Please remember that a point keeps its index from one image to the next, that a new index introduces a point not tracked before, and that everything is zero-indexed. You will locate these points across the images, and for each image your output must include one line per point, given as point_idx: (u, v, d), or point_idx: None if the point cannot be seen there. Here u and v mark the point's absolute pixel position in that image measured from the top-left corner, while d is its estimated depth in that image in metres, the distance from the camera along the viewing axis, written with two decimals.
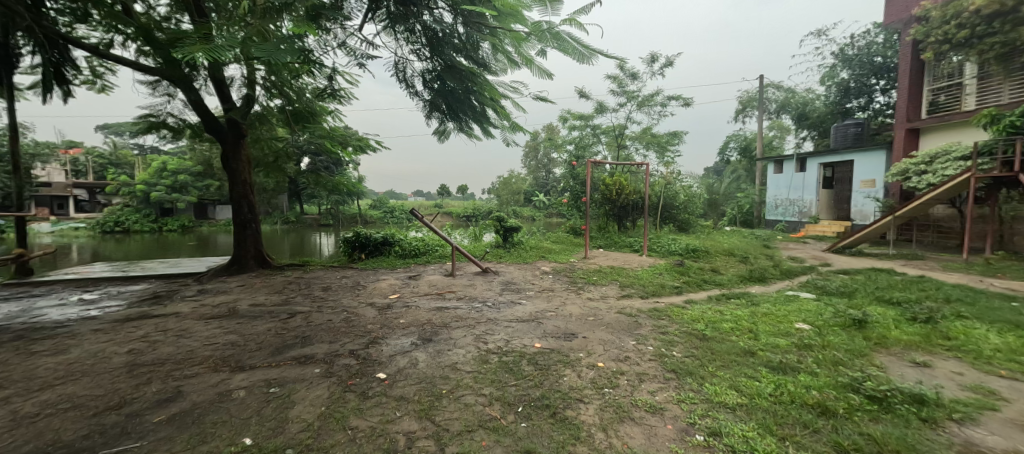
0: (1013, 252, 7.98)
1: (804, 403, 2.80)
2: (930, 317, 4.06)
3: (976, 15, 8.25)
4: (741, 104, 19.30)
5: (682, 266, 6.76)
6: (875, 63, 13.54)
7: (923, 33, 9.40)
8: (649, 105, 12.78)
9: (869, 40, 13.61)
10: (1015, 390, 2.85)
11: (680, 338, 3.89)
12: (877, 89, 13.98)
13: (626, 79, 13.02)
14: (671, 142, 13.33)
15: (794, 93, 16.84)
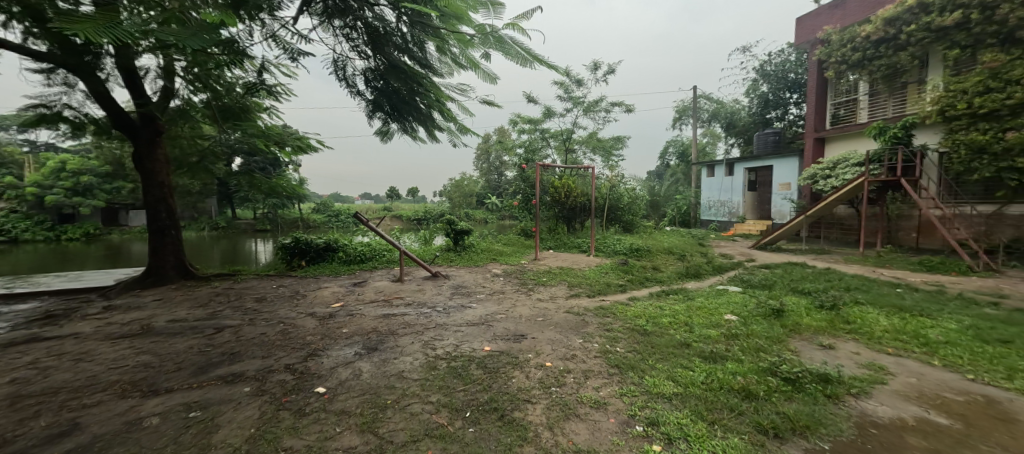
0: (898, 246, 9.27)
1: (732, 388, 3.03)
2: (834, 305, 4.59)
3: (866, 41, 9.61)
4: (678, 113, 20.71)
5: (625, 265, 7.09)
6: (789, 79, 15.14)
7: (826, 54, 10.68)
8: (595, 111, 13.29)
9: (784, 58, 15.23)
10: (900, 365, 3.30)
11: (623, 335, 4.06)
12: (791, 102, 15.65)
13: (572, 85, 13.44)
14: (616, 147, 13.98)
15: (723, 103, 18.39)
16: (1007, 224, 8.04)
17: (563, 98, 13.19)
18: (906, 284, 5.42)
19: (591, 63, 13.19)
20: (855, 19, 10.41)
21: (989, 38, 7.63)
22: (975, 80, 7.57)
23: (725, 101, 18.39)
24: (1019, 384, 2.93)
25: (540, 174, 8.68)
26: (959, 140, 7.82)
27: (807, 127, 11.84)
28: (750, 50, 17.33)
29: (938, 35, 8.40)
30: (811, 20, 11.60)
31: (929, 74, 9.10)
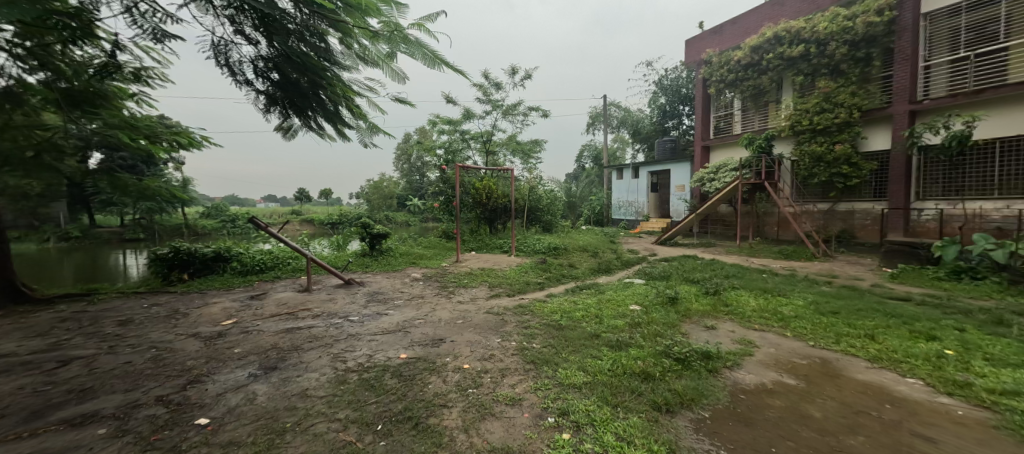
0: (765, 238, 10.97)
1: (633, 372, 3.31)
2: (716, 290, 5.29)
3: (738, 65, 11.32)
4: (591, 119, 22.17)
5: (543, 263, 7.35)
6: (682, 93, 17.13)
7: (708, 73, 12.24)
8: (514, 114, 13.62)
9: (677, 74, 17.20)
10: (764, 338, 3.91)
11: (540, 331, 4.20)
12: (684, 114, 17.71)
13: (490, 88, 13.55)
14: (534, 150, 14.49)
15: (630, 112, 20.14)
16: (837, 218, 9.80)
17: (482, 101, 13.27)
18: (769, 270, 6.47)
19: (509, 67, 13.47)
20: (731, 45, 12.12)
21: (823, 69, 9.46)
22: (816, 102, 9.33)
23: (632, 110, 20.13)
24: (843, 346, 3.67)
25: (458, 175, 8.62)
26: (805, 151, 9.55)
27: (696, 136, 13.41)
28: (651, 65, 19.21)
29: (788, 63, 10.10)
30: (698, 42, 13.19)
31: (783, 95, 10.93)
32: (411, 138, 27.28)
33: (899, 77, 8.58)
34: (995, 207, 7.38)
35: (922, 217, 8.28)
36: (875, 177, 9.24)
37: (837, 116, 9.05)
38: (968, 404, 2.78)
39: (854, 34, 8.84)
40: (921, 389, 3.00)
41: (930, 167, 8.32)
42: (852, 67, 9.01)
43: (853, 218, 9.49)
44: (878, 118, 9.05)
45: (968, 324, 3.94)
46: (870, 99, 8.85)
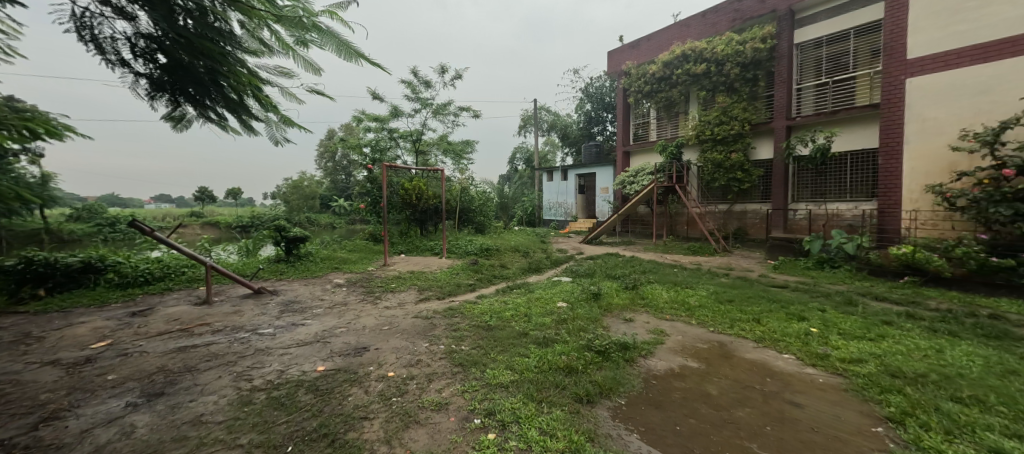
0: (676, 236, 12.09)
1: (558, 367, 3.44)
2: (634, 285, 5.72)
3: (652, 77, 12.36)
4: (522, 121, 22.70)
5: (474, 264, 7.35)
6: (606, 101, 18.30)
7: (628, 84, 13.20)
8: (444, 113, 13.43)
9: (601, 83, 18.33)
10: (673, 327, 4.31)
11: (469, 332, 4.17)
12: (607, 120, 18.91)
13: (419, 85, 13.13)
14: (466, 150, 14.43)
15: (559, 117, 21.02)
16: (734, 218, 11.15)
17: (411, 99, 12.86)
18: (679, 264, 7.16)
19: (439, 66, 13.24)
20: (647, 58, 13.16)
21: (721, 86, 10.71)
22: (716, 115, 10.55)
23: (561, 115, 21.00)
24: (736, 330, 4.18)
25: (384, 173, 8.16)
26: (708, 158, 10.84)
27: (617, 141, 14.22)
28: (577, 73, 20.22)
29: (694, 79, 11.24)
30: (618, 54, 14.10)
31: (690, 108, 12.00)
32: (335, 134, 25.55)
33: (779, 96, 9.95)
34: (848, 208, 8.94)
35: (796, 217, 9.78)
36: (763, 181, 10.61)
37: (733, 128, 10.33)
38: (827, 372, 3.34)
39: (745, 57, 10.15)
40: (793, 362, 3.53)
41: (801, 174, 9.85)
42: (742, 86, 10.34)
43: (746, 217, 10.87)
44: (764, 131, 10.43)
45: (827, 305, 4.72)
46: (757, 115, 10.20)
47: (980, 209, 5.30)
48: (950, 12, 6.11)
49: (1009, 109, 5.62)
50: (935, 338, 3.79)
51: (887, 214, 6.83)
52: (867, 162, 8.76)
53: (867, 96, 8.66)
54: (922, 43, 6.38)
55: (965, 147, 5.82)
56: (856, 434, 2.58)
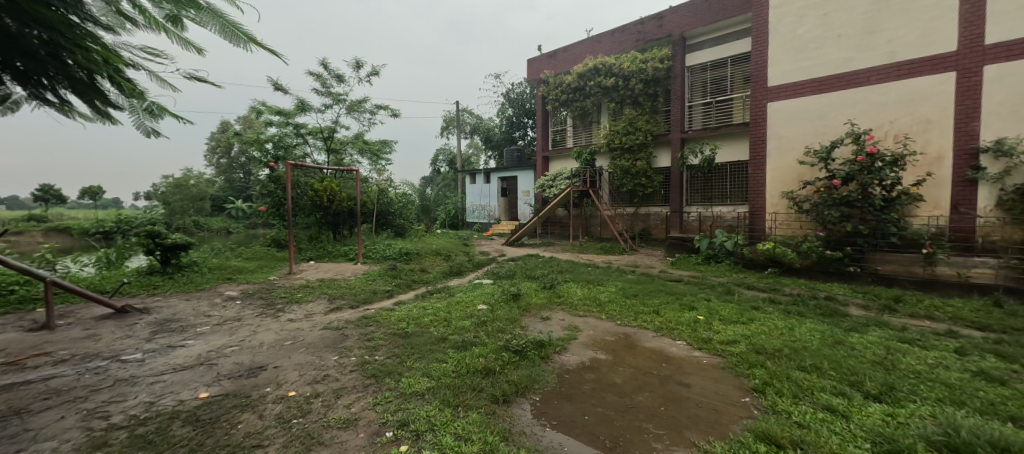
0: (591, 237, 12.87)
1: (475, 369, 3.44)
2: (551, 284, 5.98)
3: (568, 87, 13.09)
4: (445, 123, 22.44)
5: (393, 269, 7.05)
6: (526, 107, 18.90)
7: (546, 92, 13.80)
8: (359, 110, 12.68)
9: (522, 90, 18.90)
10: (586, 323, 4.60)
11: (384, 341, 3.98)
12: (528, 126, 19.50)
13: (330, 79, 12.16)
14: (384, 151, 13.82)
15: (481, 120, 21.22)
16: (640, 219, 12.16)
17: (321, 93, 11.89)
18: (592, 263, 7.67)
19: (353, 60, 12.44)
20: (564, 69, 13.88)
21: (628, 99, 11.74)
22: (624, 126, 11.56)
23: (483, 118, 21.24)
24: (639, 322, 4.59)
25: (288, 173, 7.32)
26: (618, 165, 11.82)
27: (537, 147, 14.71)
28: (499, 78, 20.60)
29: (605, 91, 12.13)
30: (537, 63, 14.63)
31: (602, 118, 12.95)
32: (229, 127, 22.56)
33: (675, 112, 11.15)
34: (729, 210, 10.38)
35: (688, 218, 11.03)
36: (663, 187, 11.76)
37: (637, 138, 11.39)
38: (710, 354, 3.83)
39: (647, 74, 11.26)
40: (684, 348, 3.99)
41: (693, 181, 11.18)
42: (646, 100, 11.48)
43: (650, 218, 11.93)
44: (664, 141, 11.65)
45: (712, 295, 5.43)
46: (657, 127, 11.35)
47: (819, 212, 6.56)
48: (797, 50, 7.44)
49: (838, 132, 7.02)
50: (789, 318, 4.59)
51: (755, 215, 7.96)
52: (742, 171, 10.27)
53: (741, 115, 10.16)
54: (778, 74, 7.65)
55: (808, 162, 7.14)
56: (732, 406, 3.00)
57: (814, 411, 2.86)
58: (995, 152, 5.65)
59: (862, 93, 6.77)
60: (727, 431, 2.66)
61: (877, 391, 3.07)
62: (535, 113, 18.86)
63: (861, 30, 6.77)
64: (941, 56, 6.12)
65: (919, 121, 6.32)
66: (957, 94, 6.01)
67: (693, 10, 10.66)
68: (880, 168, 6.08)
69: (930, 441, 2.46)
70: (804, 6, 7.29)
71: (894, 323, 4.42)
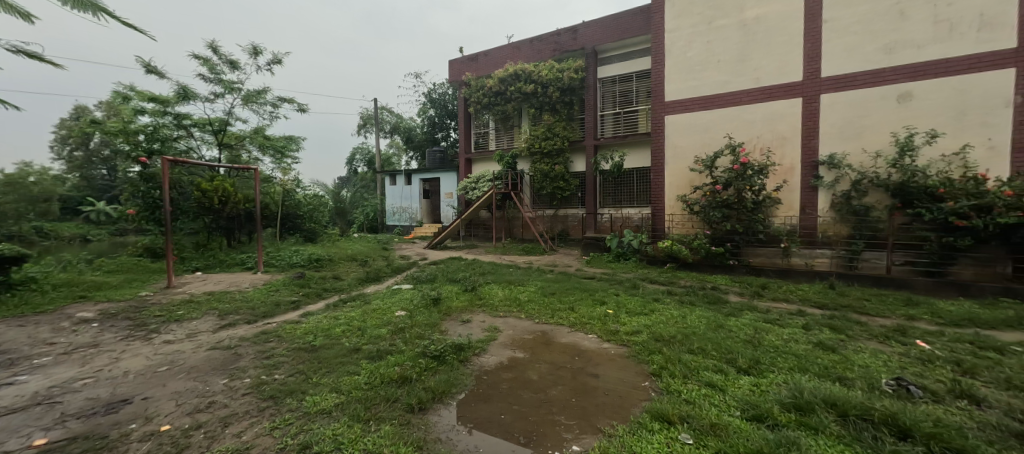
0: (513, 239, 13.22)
1: (390, 379, 3.30)
2: (473, 286, 6.00)
3: (489, 91, 13.26)
4: (362, 120, 21.28)
5: (300, 278, 6.47)
6: (448, 108, 18.74)
7: (468, 94, 13.83)
8: (258, 102, 11.43)
9: (444, 90, 18.72)
10: (505, 323, 4.70)
11: (287, 358, 3.63)
12: (451, 128, 19.31)
13: (221, 64, 10.74)
14: (290, 147, 12.77)
15: (402, 119, 20.55)
16: (558, 220, 12.84)
17: (209, 79, 10.46)
18: (514, 264, 7.87)
19: (250, 45, 11.14)
20: (485, 72, 14.03)
21: (547, 106, 12.30)
22: (542, 131, 12.13)
23: (404, 117, 20.60)
24: (555, 319, 4.83)
25: (164, 169, 6.24)
26: (538, 168, 12.32)
27: (460, 149, 14.59)
28: (420, 77, 20.15)
29: (525, 96, 12.56)
30: (459, 64, 14.57)
31: (522, 122, 13.36)
32: (86, 113, 18.68)
33: (589, 120, 11.94)
34: (636, 212, 11.40)
35: (602, 219, 11.91)
36: (579, 190, 12.49)
37: (555, 143, 12.00)
38: (617, 344, 4.17)
39: (563, 83, 11.90)
40: (595, 340, 4.29)
41: (604, 185, 12.04)
42: (562, 108, 12.14)
43: (567, 220, 12.68)
44: (579, 148, 12.37)
45: (619, 290, 5.92)
46: (573, 133, 12.08)
47: (705, 213, 7.53)
48: (687, 70, 8.44)
49: (721, 143, 8.11)
50: (682, 307, 5.19)
51: (656, 216, 8.85)
52: (646, 177, 11.34)
53: (645, 126, 11.22)
54: (674, 91, 8.60)
55: (697, 169, 8.16)
56: (634, 391, 3.29)
57: (699, 388, 3.27)
58: (829, 164, 7.01)
59: (738, 112, 7.91)
60: (629, 415, 2.92)
61: (746, 366, 3.62)
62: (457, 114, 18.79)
63: (735, 58, 7.91)
64: (792, 84, 7.40)
65: (778, 137, 7.59)
66: (803, 116, 7.33)
67: (603, 27, 11.51)
68: (750, 176, 7.19)
69: (783, 404, 2.97)
70: (692, 32, 8.31)
71: (761, 307, 5.25)
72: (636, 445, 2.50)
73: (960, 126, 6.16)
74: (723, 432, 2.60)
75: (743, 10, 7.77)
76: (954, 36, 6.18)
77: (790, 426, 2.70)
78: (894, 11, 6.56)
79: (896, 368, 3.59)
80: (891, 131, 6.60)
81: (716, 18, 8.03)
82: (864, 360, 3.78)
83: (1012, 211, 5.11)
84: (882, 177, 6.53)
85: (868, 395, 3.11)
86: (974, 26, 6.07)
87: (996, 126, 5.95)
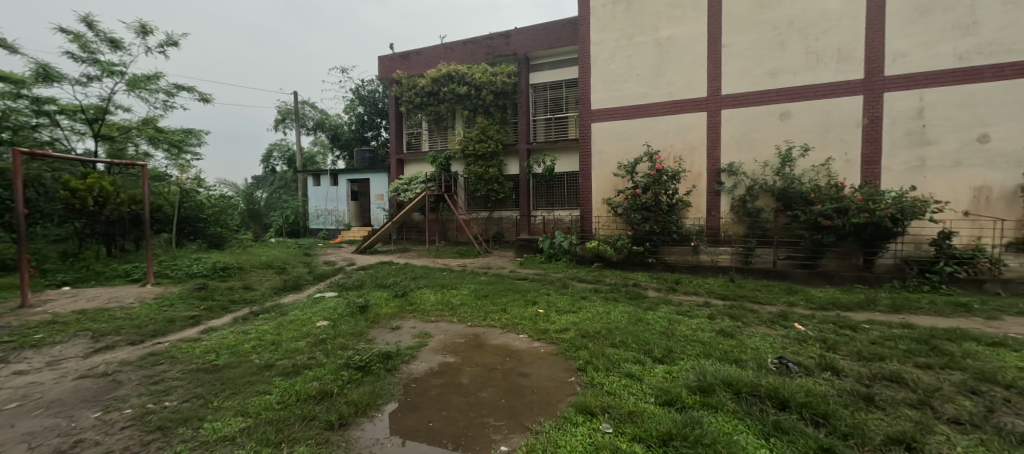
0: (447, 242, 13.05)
1: (307, 395, 3.04)
2: (404, 292, 5.82)
3: (422, 90, 12.99)
4: (280, 115, 19.56)
5: (202, 290, 5.77)
6: (378, 106, 17.98)
7: (400, 92, 13.41)
8: (148, 88, 9.98)
9: (373, 87, 17.94)
10: (437, 328, 4.63)
11: (181, 381, 3.19)
12: (382, 127, 18.55)
13: (97, 42, 9.18)
14: (188, 141, 11.44)
15: (327, 115, 19.26)
16: (493, 223, 12.93)
17: (80, 58, 8.87)
18: (446, 268, 7.78)
19: (137, 22, 9.66)
20: (417, 71, 13.70)
21: (480, 109, 12.37)
22: (477, 133, 12.18)
23: (329, 114, 19.34)
24: (488, 321, 4.87)
25: (15, 164, 5.12)
26: (472, 171, 12.36)
27: (391, 149, 14.05)
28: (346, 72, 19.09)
29: (459, 98, 12.52)
30: (389, 61, 14.05)
31: (456, 124, 13.27)
32: None
33: (522, 124, 12.22)
34: (566, 214, 11.87)
35: (535, 221, 12.22)
36: (513, 193, 12.71)
37: (489, 146, 12.10)
38: (547, 343, 4.32)
39: (497, 87, 12.05)
40: (526, 340, 4.40)
41: (537, 188, 12.37)
42: (496, 111, 12.29)
43: (501, 222, 12.80)
44: (512, 151, 12.59)
45: (550, 290, 6.13)
46: (507, 137, 12.31)
47: (627, 215, 8.11)
48: (611, 81, 9.02)
49: (641, 151, 8.78)
50: (607, 303, 5.53)
51: (585, 218, 9.32)
52: (575, 181, 11.86)
53: (575, 132, 11.77)
54: (599, 100, 9.13)
55: (620, 174, 8.75)
56: (561, 387, 3.42)
57: (619, 379, 3.50)
58: (728, 172, 7.93)
59: (655, 122, 8.63)
60: (555, 410, 3.03)
61: (660, 355, 3.96)
62: (388, 113, 18.11)
63: (652, 72, 8.63)
64: (699, 99, 8.25)
65: (688, 147, 8.41)
66: (708, 128, 8.21)
67: (534, 34, 11.87)
68: (665, 181, 7.88)
69: (690, 388, 3.29)
70: (615, 46, 8.92)
71: (674, 300, 5.79)
72: (562, 439, 2.59)
73: (827, 142, 7.34)
74: (639, 418, 2.82)
75: (657, 30, 8.52)
76: (821, 65, 7.35)
77: (695, 407, 3.00)
78: (776, 41, 7.64)
79: (779, 349, 4.17)
80: (776, 144, 7.66)
81: (635, 35, 8.71)
82: (755, 343, 4.34)
83: (862, 212, 6.24)
84: (769, 183, 7.55)
85: (758, 373, 3.58)
86: (834, 59, 7.27)
87: (851, 142, 7.19)
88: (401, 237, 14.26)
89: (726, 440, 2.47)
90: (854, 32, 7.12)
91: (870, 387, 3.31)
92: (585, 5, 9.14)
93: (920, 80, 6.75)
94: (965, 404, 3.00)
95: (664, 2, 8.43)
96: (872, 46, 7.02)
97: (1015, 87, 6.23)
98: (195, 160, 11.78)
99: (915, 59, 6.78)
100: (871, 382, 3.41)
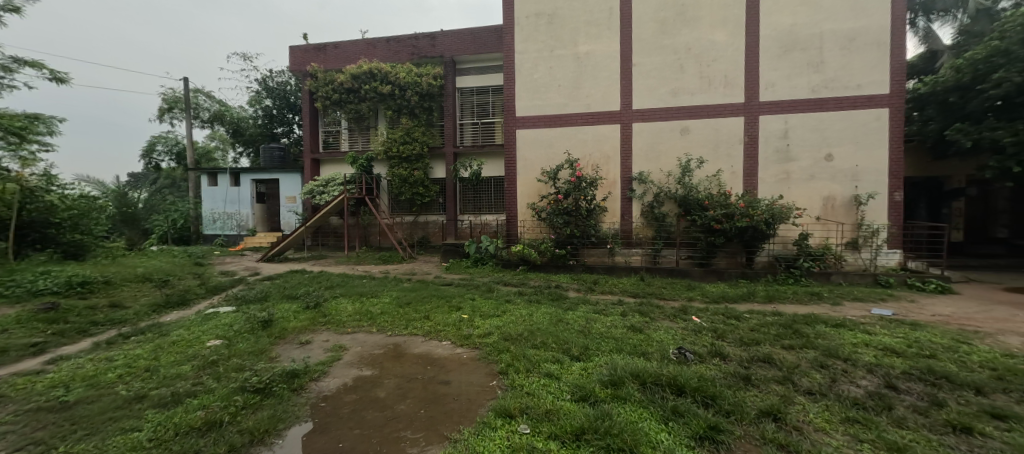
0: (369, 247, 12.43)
1: (190, 427, 2.65)
2: (316, 303, 5.40)
3: (340, 87, 12.24)
4: (166, 103, 16.95)
5: (51, 310, 4.78)
6: (290, 100, 16.56)
7: (315, 87, 12.47)
8: None
9: (283, 80, 16.49)
10: (354, 340, 4.39)
11: (12, 427, 2.59)
12: (294, 122, 17.10)
13: None
14: (34, 129, 9.38)
15: (227, 107, 17.17)
16: (419, 227, 12.58)
17: None
18: (365, 275, 7.42)
19: None
20: (334, 66, 12.86)
21: (405, 109, 12.02)
22: (401, 134, 11.79)
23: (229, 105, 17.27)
24: (410, 329, 4.72)
25: None
26: (395, 173, 11.92)
27: (305, 147, 12.96)
28: (251, 60, 17.25)
29: (382, 97, 12.03)
30: (302, 52, 12.98)
31: (378, 124, 12.71)
32: None
33: (448, 127, 12.10)
34: (493, 218, 12.02)
35: (463, 225, 12.17)
36: (440, 196, 12.52)
37: (414, 148, 11.78)
38: (470, 348, 4.33)
39: (422, 88, 11.82)
40: (449, 347, 4.36)
41: (464, 192, 12.34)
42: (421, 113, 12.04)
43: (427, 226, 12.51)
44: (439, 154, 12.41)
45: (475, 295, 6.15)
46: (433, 139, 12.09)
47: (550, 219, 8.46)
48: (534, 90, 9.34)
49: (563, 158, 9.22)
50: (530, 306, 5.70)
51: (511, 223, 9.51)
52: (501, 185, 12.05)
53: (501, 137, 11.98)
54: (525, 107, 9.40)
55: (544, 180, 9.10)
56: (483, 392, 3.45)
57: (539, 379, 3.63)
58: (639, 180, 8.68)
59: (576, 132, 9.12)
60: (474, 416, 3.04)
61: (578, 353, 4.19)
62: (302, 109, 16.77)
63: (572, 85, 9.12)
64: (615, 112, 8.90)
65: (605, 155, 9.02)
66: (622, 139, 8.89)
67: (459, 39, 11.86)
68: (584, 187, 8.37)
69: (603, 382, 3.53)
70: (538, 56, 9.26)
71: (593, 299, 6.18)
72: (481, 444, 2.61)
73: (718, 156, 8.39)
74: (555, 416, 2.94)
75: (576, 45, 9.04)
76: (712, 88, 8.39)
77: (606, 400, 3.22)
78: (676, 64, 8.55)
79: (680, 340, 4.66)
80: (678, 156, 8.56)
81: (556, 47, 9.14)
82: (660, 336, 4.80)
83: (744, 217, 7.26)
84: (673, 191, 8.41)
85: (662, 363, 3.96)
86: (722, 84, 8.35)
87: (736, 157, 8.31)
88: (317, 244, 13.22)
89: (631, 429, 2.68)
90: (737, 62, 8.26)
91: (748, 369, 3.85)
92: (509, 15, 9.36)
93: (786, 106, 8.04)
94: (816, 377, 3.63)
95: (581, 19, 8.98)
96: (750, 75, 8.19)
97: (850, 117, 7.71)
98: (43, 152, 9.70)
99: (782, 88, 8.06)
100: (750, 364, 3.97)
